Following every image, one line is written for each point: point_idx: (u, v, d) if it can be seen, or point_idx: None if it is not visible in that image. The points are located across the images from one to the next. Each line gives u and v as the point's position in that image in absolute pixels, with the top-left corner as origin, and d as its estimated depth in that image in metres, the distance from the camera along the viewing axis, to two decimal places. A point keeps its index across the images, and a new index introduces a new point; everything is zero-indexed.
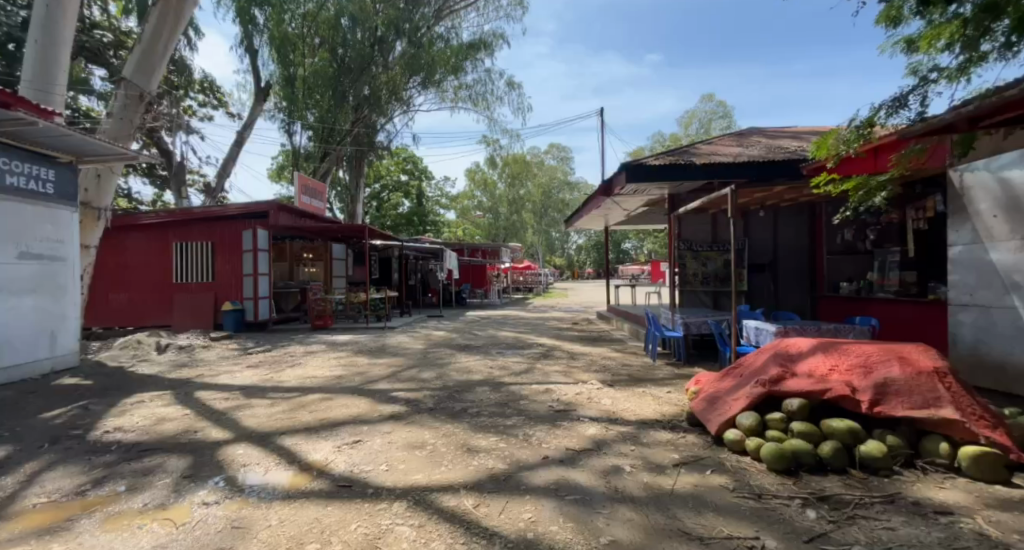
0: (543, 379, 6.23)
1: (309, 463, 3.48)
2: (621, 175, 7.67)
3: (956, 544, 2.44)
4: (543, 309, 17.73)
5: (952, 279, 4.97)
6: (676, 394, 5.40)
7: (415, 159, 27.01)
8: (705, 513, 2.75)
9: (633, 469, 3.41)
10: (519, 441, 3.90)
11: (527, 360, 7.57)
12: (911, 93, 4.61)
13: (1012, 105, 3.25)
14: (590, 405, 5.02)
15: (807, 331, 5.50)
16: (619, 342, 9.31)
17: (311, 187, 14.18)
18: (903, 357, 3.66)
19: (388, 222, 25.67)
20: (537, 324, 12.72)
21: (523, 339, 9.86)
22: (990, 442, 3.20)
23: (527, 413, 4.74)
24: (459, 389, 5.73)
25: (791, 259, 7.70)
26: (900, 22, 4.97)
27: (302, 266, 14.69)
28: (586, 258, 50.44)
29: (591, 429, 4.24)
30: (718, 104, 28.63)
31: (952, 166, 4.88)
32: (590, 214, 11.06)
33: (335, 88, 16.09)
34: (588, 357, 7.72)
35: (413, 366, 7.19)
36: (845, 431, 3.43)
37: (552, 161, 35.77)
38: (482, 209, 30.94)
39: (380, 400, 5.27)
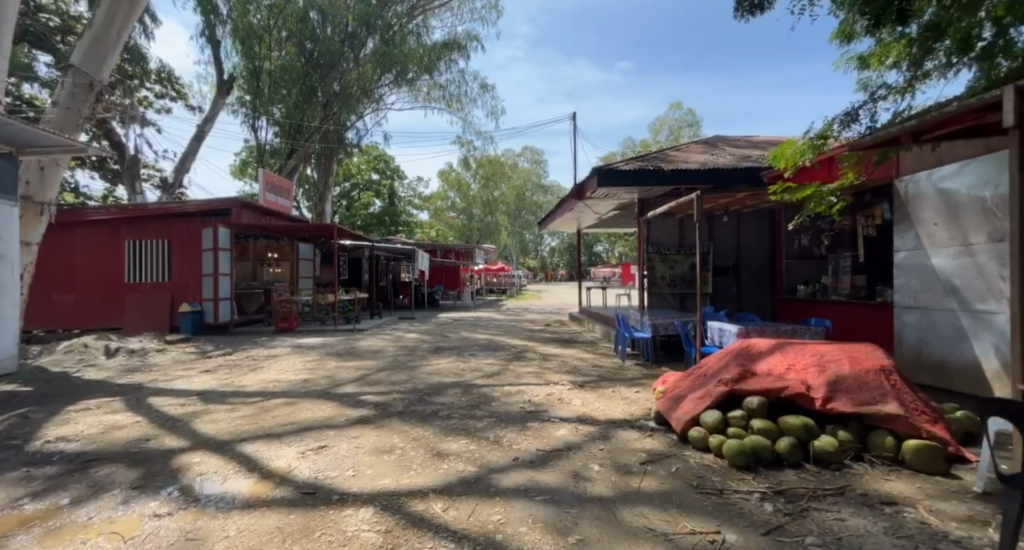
0: (514, 380, 6.29)
1: (271, 470, 3.44)
2: (592, 178, 7.80)
3: (900, 533, 2.60)
4: (516, 311, 17.80)
5: (898, 282, 5.28)
6: (644, 394, 5.55)
7: (387, 158, 26.76)
8: (670, 510, 2.86)
9: (600, 468, 3.50)
10: (489, 443, 3.95)
11: (498, 362, 7.63)
12: (862, 109, 4.88)
13: (952, 122, 3.46)
14: (560, 406, 5.12)
15: (766, 332, 5.73)
16: (590, 344, 9.47)
17: (276, 186, 13.99)
18: (854, 356, 3.88)
19: (359, 222, 25.32)
20: (510, 326, 12.79)
21: (494, 340, 9.91)
22: (930, 436, 3.42)
23: (497, 415, 4.79)
24: (430, 392, 5.74)
25: (752, 262, 8.01)
26: (853, 39, 5.27)
27: (265, 266, 14.25)
28: (560, 260, 50.78)
29: (560, 430, 4.32)
30: (687, 112, 29.31)
31: (899, 177, 5.20)
32: (562, 216, 11.21)
33: (303, 84, 15.80)
34: (559, 359, 7.82)
35: (384, 368, 7.15)
36: (800, 427, 3.60)
37: (526, 163, 35.84)
38: (454, 209, 30.79)
39: (349, 404, 5.23)
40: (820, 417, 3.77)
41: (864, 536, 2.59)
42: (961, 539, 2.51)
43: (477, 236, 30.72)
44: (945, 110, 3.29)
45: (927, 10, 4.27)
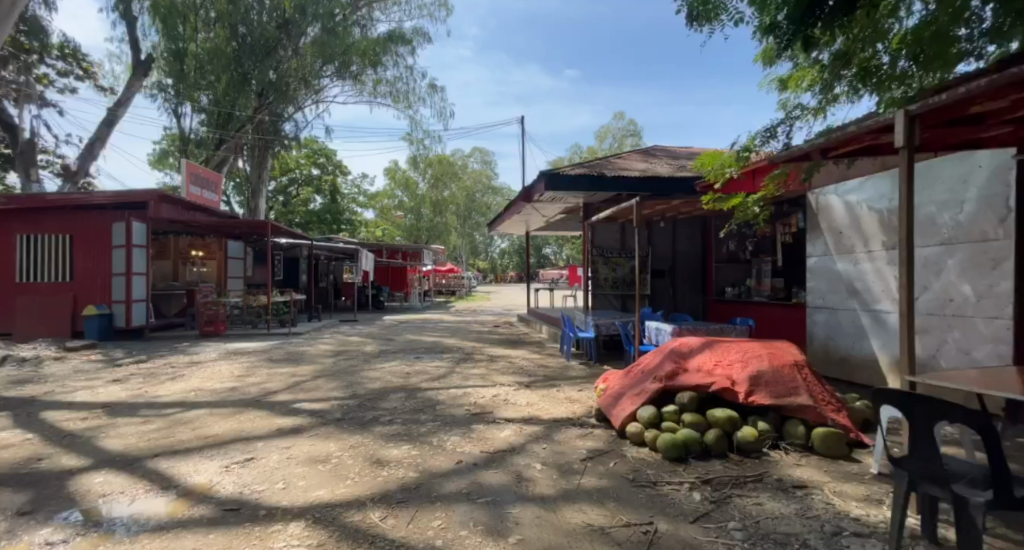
0: (459, 383, 6.32)
1: (190, 487, 3.29)
2: (540, 182, 7.95)
3: (809, 513, 2.88)
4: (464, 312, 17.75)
5: (810, 285, 5.78)
6: (585, 393, 5.75)
7: (329, 152, 25.78)
8: (607, 504, 3.01)
9: (542, 468, 3.61)
10: (431, 448, 3.98)
11: (445, 364, 7.62)
12: (781, 125, 5.31)
13: (854, 142, 3.84)
14: (505, 407, 5.21)
15: (697, 332, 6.09)
16: (536, 345, 9.63)
17: (201, 177, 13.35)
18: (772, 352, 4.23)
19: (297, 219, 24.43)
20: (459, 328, 12.78)
21: (440, 343, 9.87)
22: (835, 424, 3.80)
23: (442, 418, 4.82)
24: (372, 397, 5.67)
25: (686, 265, 8.47)
26: (774, 63, 5.71)
27: (189, 266, 13.50)
28: (510, 262, 51.09)
29: (504, 432, 4.41)
30: (630, 121, 30.40)
31: (811, 190, 5.69)
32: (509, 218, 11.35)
33: (234, 70, 14.94)
34: (506, 360, 7.92)
35: (323, 374, 6.96)
36: (725, 420, 3.87)
37: (475, 164, 35.77)
38: (402, 208, 30.25)
39: (281, 413, 5.07)
40: (743, 410, 4.08)
41: (779, 518, 2.83)
42: (860, 517, 2.81)
43: (425, 236, 29.94)
44: (848, 130, 3.65)
45: (838, 39, 4.73)
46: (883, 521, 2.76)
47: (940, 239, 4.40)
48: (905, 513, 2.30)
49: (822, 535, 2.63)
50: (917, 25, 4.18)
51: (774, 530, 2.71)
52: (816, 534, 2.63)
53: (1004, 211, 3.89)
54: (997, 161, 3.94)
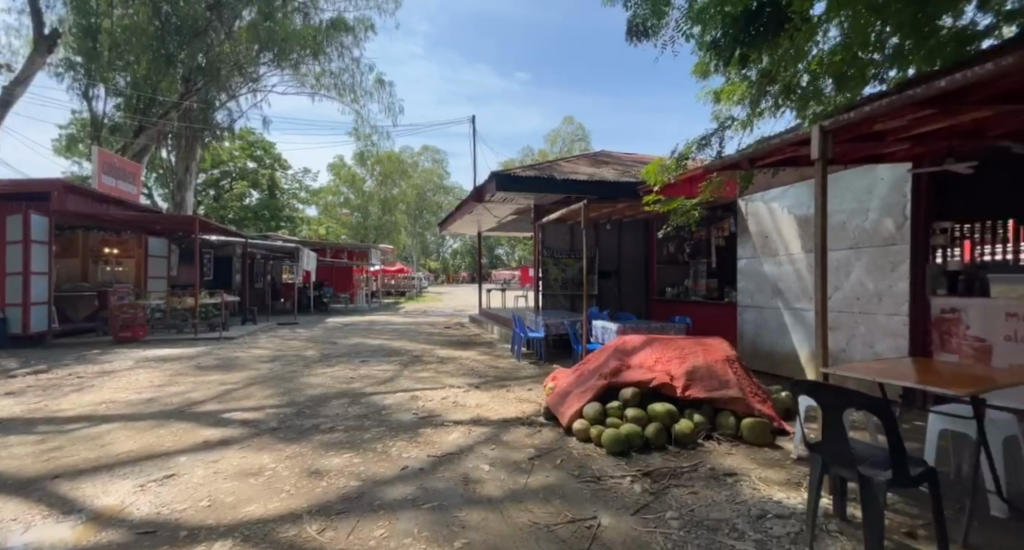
0: (406, 386, 6.29)
1: (99, 509, 3.07)
2: (490, 181, 8.01)
3: (738, 499, 3.10)
4: (414, 314, 17.57)
5: (740, 285, 6.16)
6: (533, 392, 5.89)
7: (267, 145, 24.76)
8: (553, 501, 3.11)
9: (491, 469, 3.67)
10: (375, 456, 3.96)
11: (393, 367, 7.55)
12: (714, 135, 5.71)
13: (775, 153, 4.15)
14: (453, 409, 5.26)
15: (639, 331, 6.36)
16: (485, 345, 9.70)
17: (116, 167, 12.57)
18: (706, 349, 4.52)
19: (230, 216, 23.14)
20: (407, 329, 12.64)
21: (387, 346, 9.74)
22: (761, 414, 4.10)
23: (387, 424, 4.80)
24: (312, 404, 5.55)
25: (630, 266, 8.79)
26: (708, 76, 6.08)
27: (101, 264, 12.60)
28: (461, 263, 50.75)
29: (452, 435, 4.45)
30: (579, 126, 31.05)
31: (740, 196, 6.09)
32: (461, 218, 11.34)
33: (156, 51, 13.59)
34: (455, 362, 7.94)
35: (257, 381, 6.72)
36: (664, 414, 4.07)
37: (426, 162, 35.24)
38: (348, 206, 29.41)
39: (210, 424, 4.87)
40: (680, 403, 4.33)
41: (712, 505, 3.03)
42: (781, 499, 3.06)
43: (372, 235, 29.35)
44: (771, 142, 3.95)
45: (763, 58, 5.13)
46: (800, 502, 3.01)
47: (850, 243, 4.82)
48: (819, 493, 2.52)
49: (748, 519, 2.84)
50: (832, 49, 4.60)
51: (706, 516, 2.90)
52: (743, 519, 2.84)
53: (903, 218, 4.33)
54: (896, 173, 4.37)
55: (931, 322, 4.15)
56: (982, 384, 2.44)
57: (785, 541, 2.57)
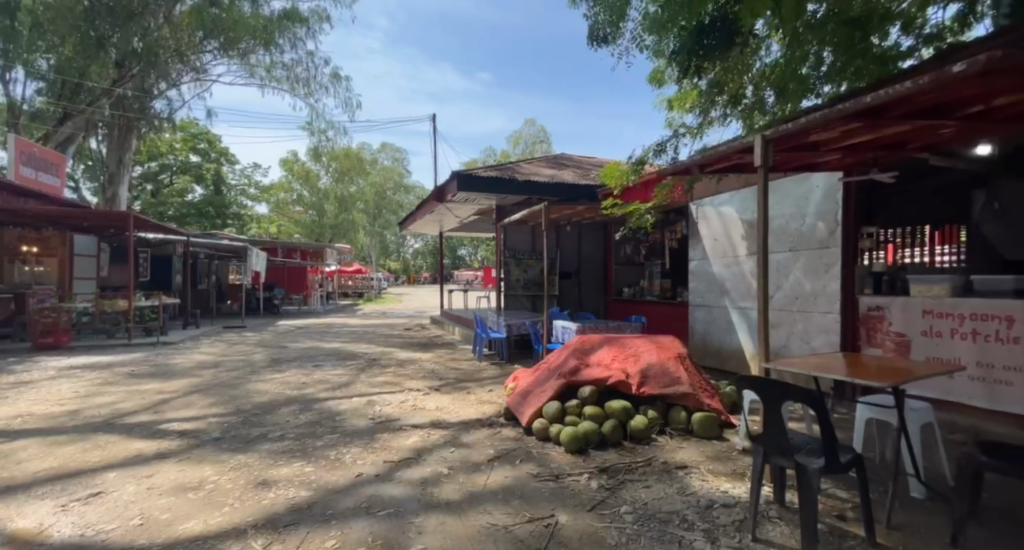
0: (363, 391, 6.21)
1: (11, 534, 2.84)
2: (452, 181, 8.00)
3: (688, 490, 3.23)
4: (373, 316, 17.30)
5: (691, 286, 6.41)
6: (493, 393, 5.96)
7: (210, 137, 23.47)
8: (512, 502, 3.14)
9: (449, 473, 3.68)
10: (328, 464, 3.88)
11: (347, 372, 7.42)
12: (669, 142, 6.00)
13: (723, 160, 4.35)
14: (411, 413, 5.25)
15: (598, 330, 6.52)
16: (446, 347, 9.67)
17: (35, 157, 11.64)
18: (660, 347, 4.71)
19: (170, 212, 21.76)
20: (365, 332, 12.42)
21: (343, 349, 9.54)
22: (710, 408, 4.31)
23: (341, 430, 4.73)
24: (261, 412, 5.38)
25: (590, 267, 8.97)
26: (663, 84, 6.32)
27: (19, 264, 11.51)
28: (422, 263, 50.16)
29: (410, 439, 4.43)
30: (541, 128, 31.35)
31: (691, 200, 6.35)
32: (421, 218, 11.29)
33: (85, 32, 11.53)
34: (415, 365, 7.89)
35: (196, 390, 6.44)
36: (621, 411, 4.20)
37: (386, 160, 34.66)
38: (301, 203, 28.37)
39: (146, 436, 4.63)
40: (635, 400, 4.48)
41: (664, 498, 3.15)
42: (727, 490, 3.21)
43: (328, 234, 28.41)
44: (720, 150, 4.15)
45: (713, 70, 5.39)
46: (745, 492, 3.18)
47: (790, 246, 5.12)
48: (762, 482, 2.66)
49: (698, 510, 2.97)
50: (774, 64, 4.91)
51: (659, 509, 3.00)
52: (693, 510, 2.97)
53: (835, 223, 4.64)
54: (829, 182, 4.68)
55: (861, 319, 4.46)
56: (902, 376, 2.66)
57: (731, 530, 2.71)
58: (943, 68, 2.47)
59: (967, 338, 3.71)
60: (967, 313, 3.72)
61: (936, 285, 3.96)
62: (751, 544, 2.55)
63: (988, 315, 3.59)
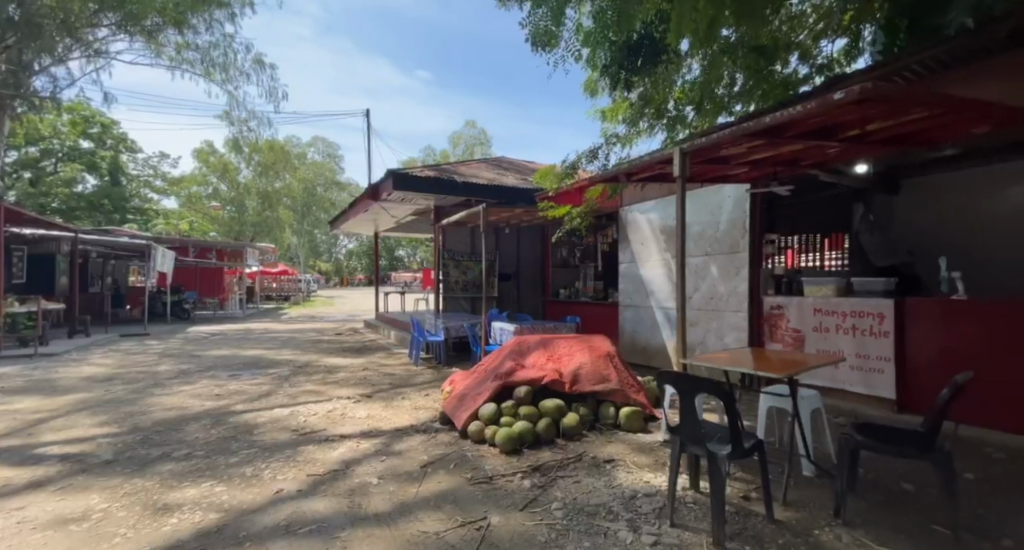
0: (286, 402, 5.92)
1: None
2: (388, 179, 7.88)
3: (614, 483, 3.41)
4: (301, 320, 16.62)
5: (621, 287, 6.74)
6: (428, 398, 5.93)
7: (106, 121, 21.30)
8: (444, 507, 3.12)
9: (379, 482, 3.57)
10: (243, 481, 3.58)
11: (268, 383, 7.03)
12: (601, 148, 6.32)
13: (648, 168, 4.62)
14: (340, 422, 5.08)
15: (535, 331, 6.70)
16: (378, 352, 9.45)
17: None
18: (591, 347, 4.97)
19: (54, 204, 19.20)
20: (291, 338, 11.86)
21: (264, 358, 9.02)
22: (637, 403, 4.61)
23: (260, 444, 4.44)
24: (165, 429, 4.95)
25: (529, 269, 9.16)
26: (597, 94, 6.60)
27: None
28: (357, 264, 48.51)
29: (338, 449, 4.26)
30: (481, 131, 31.51)
31: (622, 206, 6.69)
32: (356, 217, 11.03)
33: None
34: (345, 372, 7.64)
35: (82, 409, 5.78)
36: (554, 409, 4.37)
37: (316, 155, 33.23)
38: (218, 199, 23.78)
39: (20, 463, 4.07)
40: (567, 397, 4.69)
41: (592, 491, 3.30)
42: (648, 481, 3.44)
43: (248, 232, 23.77)
44: (645, 158, 4.42)
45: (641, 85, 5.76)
46: (664, 481, 3.42)
47: (706, 251, 5.52)
48: (678, 472, 2.85)
49: (623, 501, 3.14)
50: (694, 82, 5.33)
51: (587, 502, 3.13)
52: (618, 501, 3.13)
53: (743, 230, 5.06)
54: (739, 192, 5.10)
55: (765, 318, 4.91)
56: (792, 367, 3.00)
57: (652, 518, 2.88)
58: (825, 95, 2.82)
59: (849, 333, 4.23)
60: (851, 310, 4.23)
61: (826, 285, 4.44)
62: (669, 530, 2.72)
63: (865, 312, 4.15)
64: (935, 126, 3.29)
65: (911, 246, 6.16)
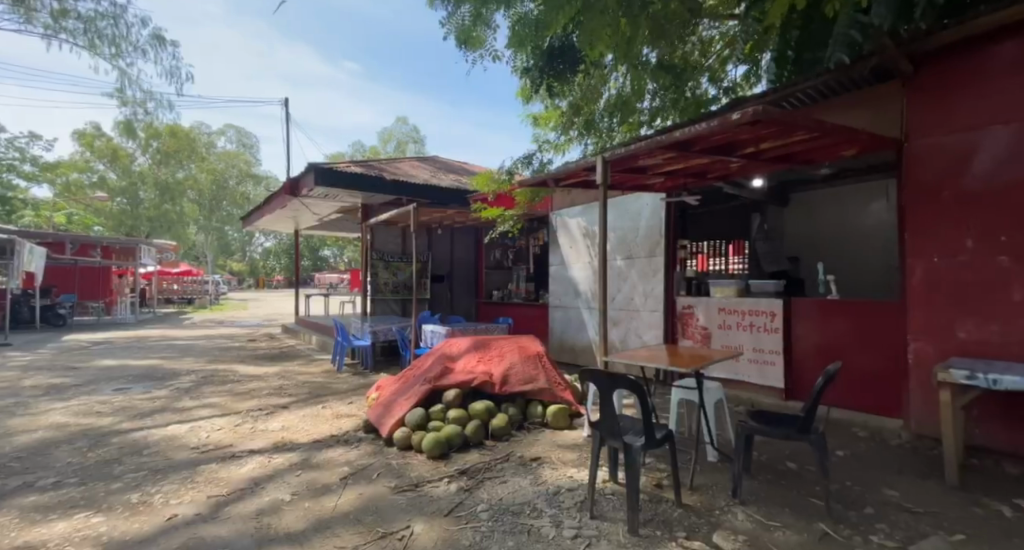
0: (184, 417, 5.47)
1: None
2: (307, 174, 7.58)
3: (539, 481, 3.58)
4: (207, 326, 15.44)
5: (551, 288, 6.97)
6: (353, 407, 5.78)
7: None
8: (365, 520, 3.05)
9: (293, 497, 3.40)
10: (128, 509, 3.24)
11: (165, 397, 6.46)
12: (535, 155, 6.54)
13: (573, 174, 4.82)
14: (250, 436, 4.80)
15: (467, 332, 6.80)
16: (296, 360, 9.01)
17: None
18: (521, 346, 5.14)
19: None
20: (193, 347, 10.97)
21: (158, 371, 8.25)
22: (564, 400, 4.84)
23: (152, 465, 4.06)
24: (30, 454, 4.38)
25: (461, 271, 9.20)
26: (530, 100, 6.78)
27: None
28: (275, 264, 45.88)
29: (246, 466, 4.01)
30: (412, 128, 31.14)
31: (552, 210, 6.94)
32: (271, 213, 10.47)
33: None
34: (257, 383, 7.20)
35: None
36: (483, 411, 4.49)
37: (228, 145, 31.19)
38: (103, 188, 20.60)
39: None
40: (497, 398, 4.82)
41: (517, 491, 3.43)
42: (571, 476, 3.64)
43: (144, 228, 21.24)
44: (570, 165, 4.65)
45: (572, 94, 6.01)
46: (586, 476, 3.63)
47: (628, 254, 5.85)
48: (597, 469, 3.02)
49: (546, 498, 3.30)
50: (618, 95, 5.66)
51: (513, 502, 3.25)
52: (543, 499, 3.28)
53: (660, 234, 5.43)
54: (655, 200, 5.46)
55: (678, 317, 5.30)
56: (696, 362, 3.28)
57: (574, 512, 3.06)
58: (724, 115, 3.10)
59: (748, 329, 4.68)
60: (749, 309, 4.67)
61: (728, 287, 4.87)
62: (589, 522, 2.90)
63: (760, 311, 4.60)
64: (816, 147, 3.70)
65: (797, 251, 6.83)
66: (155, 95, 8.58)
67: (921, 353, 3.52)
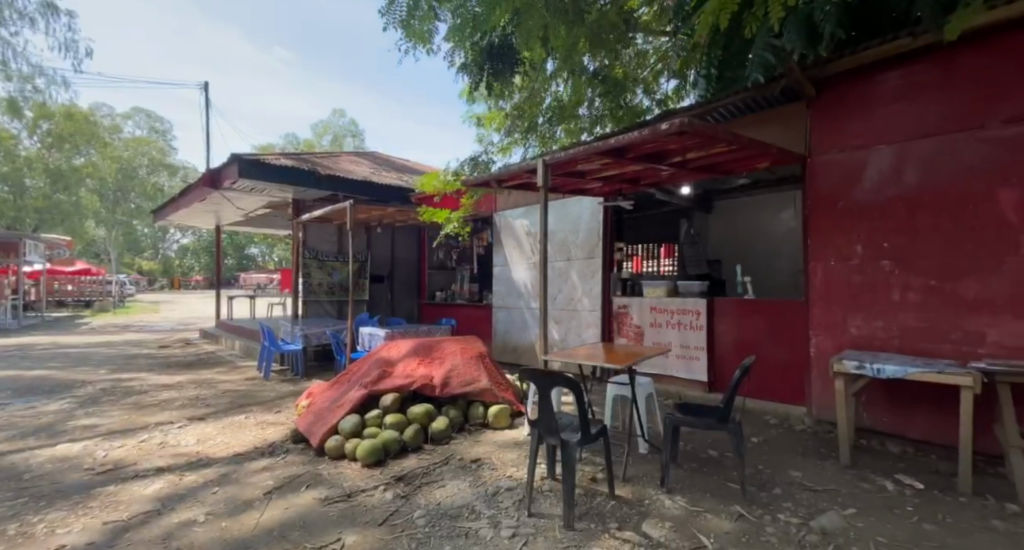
0: (78, 436, 5.05)
1: None
2: (228, 166, 7.20)
3: (479, 482, 3.66)
4: (112, 332, 14.15)
5: (495, 289, 7.05)
6: (279, 416, 5.59)
7: None
8: (289, 537, 2.98)
9: (208, 517, 3.28)
10: (7, 540, 2.99)
11: (58, 413, 5.92)
12: (482, 156, 6.58)
13: (513, 176, 4.91)
14: (157, 453, 4.53)
15: (407, 334, 6.75)
16: (218, 368, 8.53)
17: None
18: (463, 347, 5.20)
19: None
20: (96, 356, 10.07)
21: (50, 383, 7.52)
22: (504, 400, 4.95)
23: (38, 490, 3.75)
24: None
25: (402, 271, 9.09)
26: (473, 101, 6.80)
27: None
28: (195, 262, 42.80)
29: (152, 485, 3.80)
30: (350, 121, 30.23)
31: (495, 211, 7.03)
32: (188, 207, 9.82)
33: None
34: (171, 394, 6.76)
35: None
36: (423, 415, 4.51)
37: (136, 130, 28.82)
38: None
39: None
40: (437, 401, 4.86)
41: (454, 494, 3.49)
42: (511, 475, 3.74)
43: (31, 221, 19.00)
44: (512, 168, 4.74)
45: (516, 95, 6.12)
46: (525, 474, 3.75)
47: (568, 255, 6.04)
48: (533, 468, 3.13)
49: (485, 498, 3.39)
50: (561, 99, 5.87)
51: (450, 506, 3.31)
52: (481, 500, 3.37)
53: (597, 238, 5.67)
54: (593, 204, 5.69)
55: (614, 316, 5.54)
56: (629, 359, 3.49)
57: (512, 511, 3.17)
58: (653, 126, 3.29)
59: (677, 327, 4.99)
60: (678, 308, 4.97)
61: (660, 287, 5.16)
62: (526, 520, 3.01)
63: (687, 310, 4.92)
64: (734, 159, 4.01)
65: (722, 253, 7.28)
66: (47, 69, 7.86)
67: (822, 347, 3.91)
